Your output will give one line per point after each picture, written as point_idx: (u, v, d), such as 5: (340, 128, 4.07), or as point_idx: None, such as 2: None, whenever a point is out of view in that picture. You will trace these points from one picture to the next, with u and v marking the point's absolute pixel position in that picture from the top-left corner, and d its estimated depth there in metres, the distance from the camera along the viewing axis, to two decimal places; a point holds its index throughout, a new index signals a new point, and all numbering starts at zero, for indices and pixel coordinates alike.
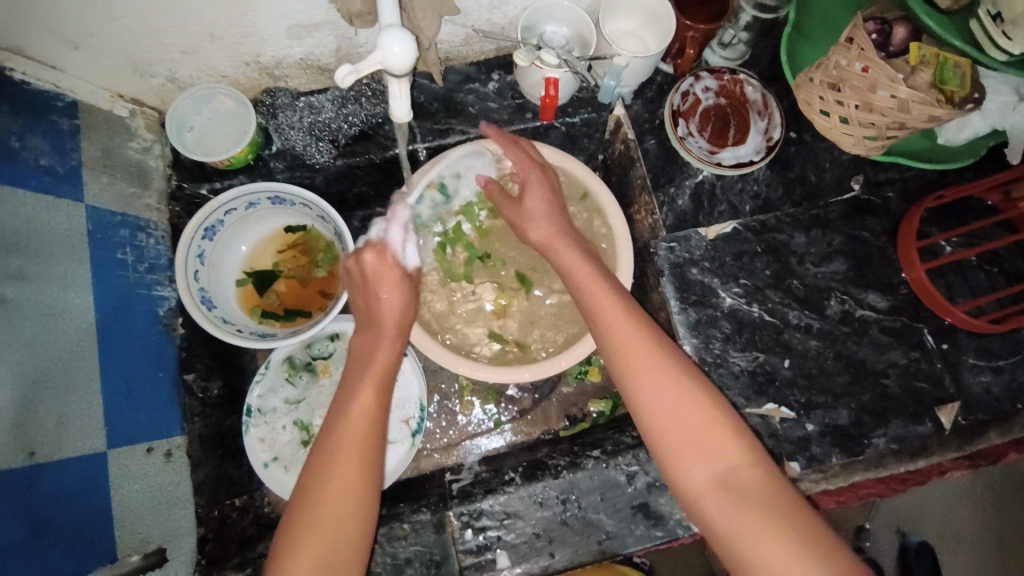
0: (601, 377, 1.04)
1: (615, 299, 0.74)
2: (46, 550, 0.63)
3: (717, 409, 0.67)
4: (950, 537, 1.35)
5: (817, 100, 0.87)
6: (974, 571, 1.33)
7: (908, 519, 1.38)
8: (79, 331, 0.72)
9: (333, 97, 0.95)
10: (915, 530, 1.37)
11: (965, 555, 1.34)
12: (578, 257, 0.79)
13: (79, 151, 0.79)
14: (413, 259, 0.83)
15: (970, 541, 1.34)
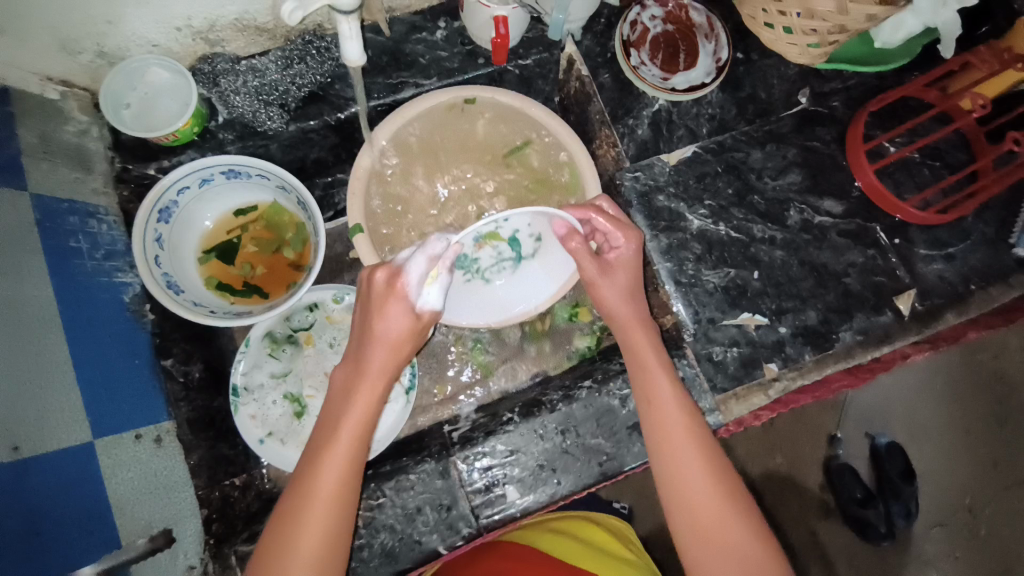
0: (591, 316, 1.06)
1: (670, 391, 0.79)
2: (47, 545, 0.61)
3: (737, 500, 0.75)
4: (918, 431, 1.46)
5: (760, 13, 0.90)
6: (937, 458, 1.46)
7: (875, 422, 1.46)
8: (44, 323, 0.69)
9: (276, 58, 0.91)
10: (882, 431, 1.45)
11: (929, 445, 1.46)
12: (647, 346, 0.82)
13: (14, 138, 0.74)
14: (430, 301, 0.72)
15: (933, 432, 1.46)
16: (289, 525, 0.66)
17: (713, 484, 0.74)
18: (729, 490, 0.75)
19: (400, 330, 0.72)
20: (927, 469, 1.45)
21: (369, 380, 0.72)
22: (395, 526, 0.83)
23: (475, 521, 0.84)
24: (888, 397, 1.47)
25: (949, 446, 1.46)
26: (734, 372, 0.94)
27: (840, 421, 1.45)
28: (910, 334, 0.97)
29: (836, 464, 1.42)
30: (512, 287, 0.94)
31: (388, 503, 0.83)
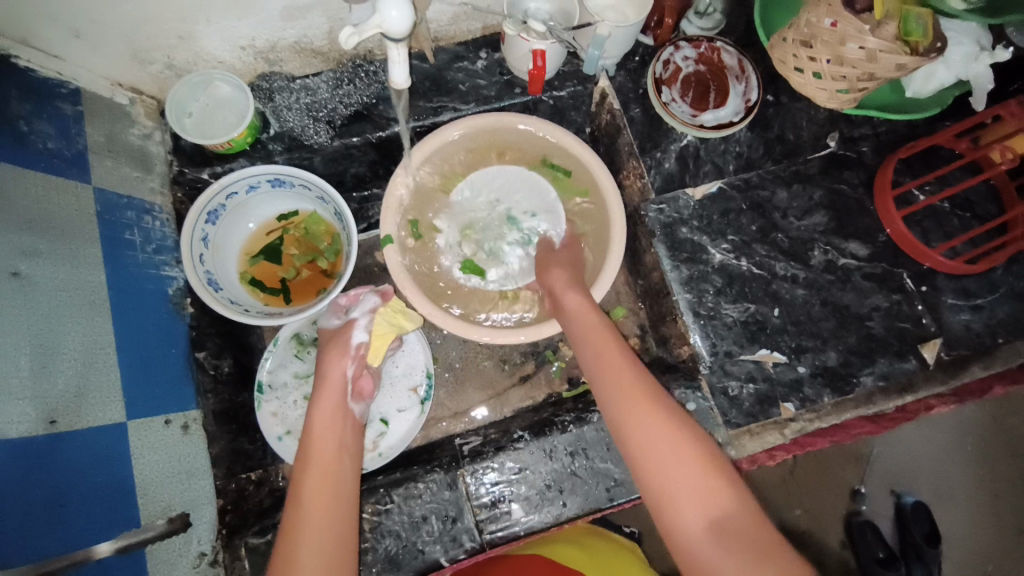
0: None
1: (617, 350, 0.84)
2: (71, 516, 0.64)
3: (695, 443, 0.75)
4: (946, 494, 1.40)
5: (791, 58, 0.93)
6: (965, 522, 1.40)
7: (901, 480, 1.41)
8: (94, 307, 0.74)
9: (327, 79, 0.99)
10: (909, 490, 1.40)
11: (956, 508, 1.40)
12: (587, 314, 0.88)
13: (83, 136, 0.81)
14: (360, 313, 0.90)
15: (962, 497, 1.40)
16: (290, 533, 0.70)
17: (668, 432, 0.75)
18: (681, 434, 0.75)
19: (340, 375, 0.85)
20: (955, 536, 1.39)
21: (336, 391, 0.84)
22: (399, 533, 0.84)
23: (479, 535, 0.85)
24: (916, 455, 1.42)
25: (978, 515, 1.40)
26: (749, 408, 0.93)
27: (864, 476, 1.40)
28: (934, 384, 0.96)
29: (858, 523, 1.37)
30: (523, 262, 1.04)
31: (395, 508, 0.85)
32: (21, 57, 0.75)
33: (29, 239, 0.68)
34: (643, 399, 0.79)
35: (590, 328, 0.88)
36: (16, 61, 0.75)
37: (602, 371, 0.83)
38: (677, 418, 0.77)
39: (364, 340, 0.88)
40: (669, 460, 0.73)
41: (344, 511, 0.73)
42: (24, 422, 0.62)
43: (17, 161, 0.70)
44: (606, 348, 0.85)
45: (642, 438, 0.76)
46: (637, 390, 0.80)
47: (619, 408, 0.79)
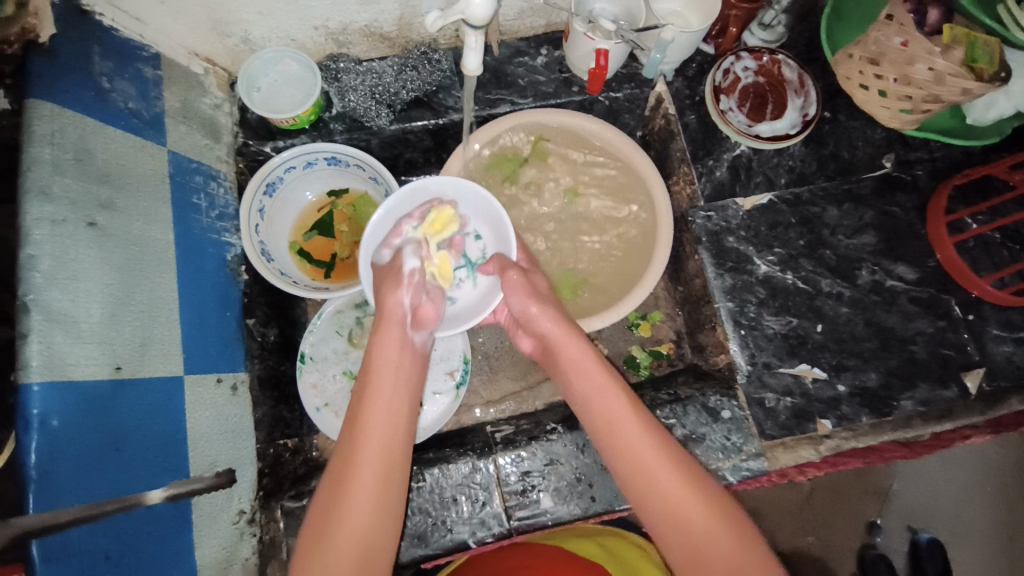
0: (650, 334, 1.15)
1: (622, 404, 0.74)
2: (128, 460, 0.66)
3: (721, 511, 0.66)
4: (961, 535, 1.37)
5: (857, 74, 0.95)
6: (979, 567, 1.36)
7: (919, 517, 1.38)
8: (159, 263, 0.77)
9: (392, 64, 1.02)
10: (925, 526, 1.37)
11: (972, 550, 1.37)
12: (583, 363, 0.78)
13: (160, 100, 0.84)
14: (410, 261, 0.80)
15: (978, 540, 1.37)
16: (327, 505, 0.64)
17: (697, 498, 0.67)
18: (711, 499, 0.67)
19: (397, 307, 0.76)
20: None
21: (393, 329, 0.76)
22: (429, 511, 0.86)
23: (507, 521, 0.86)
24: (936, 492, 1.39)
25: (993, 560, 1.37)
26: (785, 422, 0.93)
27: (883, 510, 1.38)
28: (973, 414, 0.95)
29: (872, 555, 1.34)
30: (460, 296, 0.91)
31: (427, 486, 0.87)
32: (105, 15, 0.78)
33: (107, 191, 0.71)
34: (663, 474, 0.69)
35: (585, 385, 0.78)
36: (101, 18, 0.78)
37: (610, 447, 0.73)
38: (704, 483, 0.68)
39: (417, 266, 0.80)
40: (697, 542, 0.64)
41: (391, 478, 0.67)
42: (91, 365, 0.64)
43: (96, 116, 0.73)
44: (621, 418, 0.73)
45: (666, 518, 0.67)
46: (655, 462, 0.69)
47: (638, 484, 0.69)
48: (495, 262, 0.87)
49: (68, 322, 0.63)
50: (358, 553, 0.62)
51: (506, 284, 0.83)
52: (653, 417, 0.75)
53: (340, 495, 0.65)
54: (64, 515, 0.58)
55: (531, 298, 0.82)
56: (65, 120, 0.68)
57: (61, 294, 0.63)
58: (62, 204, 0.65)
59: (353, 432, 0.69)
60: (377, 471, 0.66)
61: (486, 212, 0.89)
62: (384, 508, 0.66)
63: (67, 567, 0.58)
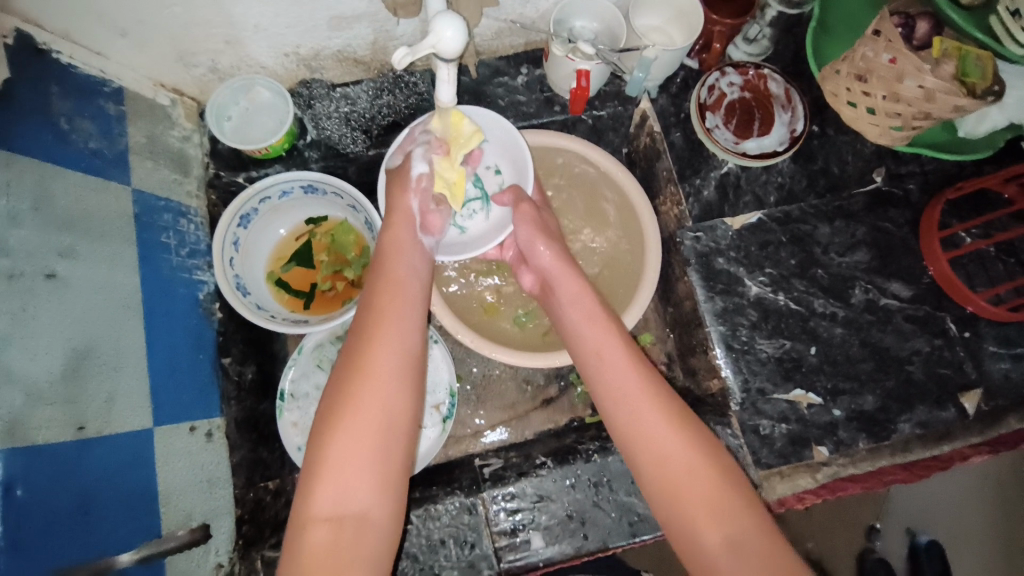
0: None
1: (616, 344, 0.74)
2: (94, 525, 0.63)
3: (708, 445, 0.64)
4: (962, 536, 1.32)
5: (844, 91, 0.94)
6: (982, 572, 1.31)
7: (918, 517, 1.34)
8: (127, 309, 0.73)
9: (368, 88, 0.99)
10: (925, 529, 1.33)
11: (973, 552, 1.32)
12: (581, 299, 0.80)
13: (124, 136, 0.81)
14: (421, 166, 0.80)
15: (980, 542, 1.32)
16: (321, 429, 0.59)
17: (688, 442, 0.64)
18: (696, 432, 0.65)
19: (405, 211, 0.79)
20: None
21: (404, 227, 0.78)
22: (417, 556, 0.82)
23: (497, 563, 0.83)
24: (933, 494, 1.36)
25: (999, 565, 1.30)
26: (781, 449, 0.90)
27: (880, 514, 1.35)
28: (972, 435, 0.92)
29: (872, 562, 1.30)
30: (472, 227, 0.94)
31: (414, 529, 0.83)
32: (63, 53, 0.74)
33: (68, 238, 0.68)
34: (649, 418, 0.66)
35: (587, 323, 0.78)
36: (59, 56, 0.73)
37: (604, 378, 0.72)
38: (693, 423, 0.66)
39: (426, 171, 0.81)
40: (681, 481, 0.62)
41: (394, 394, 0.61)
42: (53, 426, 0.61)
43: (55, 160, 0.69)
44: (612, 349, 0.73)
45: (651, 468, 0.64)
46: (639, 394, 0.68)
47: (625, 430, 0.67)
48: (509, 193, 0.89)
49: (28, 383, 0.59)
50: (370, 484, 0.57)
51: (518, 215, 0.86)
52: (652, 367, 0.73)
53: (338, 416, 0.59)
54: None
55: (538, 232, 0.85)
56: (20, 166, 0.64)
57: (20, 354, 0.59)
58: (20, 257, 0.62)
59: (363, 326, 0.66)
60: (384, 391, 0.61)
61: (507, 144, 0.91)
62: (393, 430, 0.60)
63: None
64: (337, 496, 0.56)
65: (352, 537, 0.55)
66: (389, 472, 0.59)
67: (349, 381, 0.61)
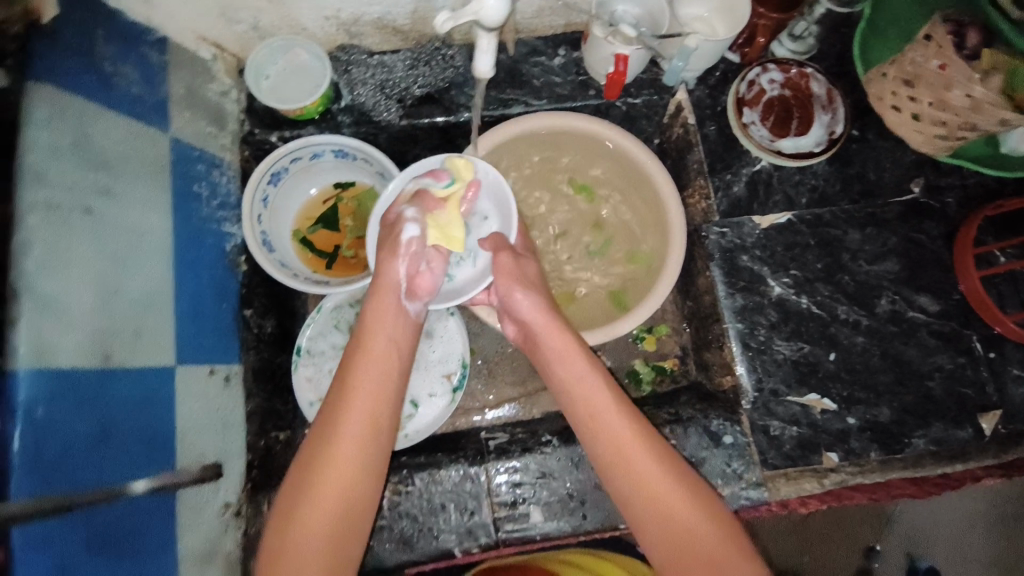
0: (655, 348, 1.12)
1: (607, 404, 0.76)
2: (110, 454, 0.65)
3: (695, 498, 0.70)
4: (963, 563, 1.29)
5: (889, 95, 0.93)
6: None
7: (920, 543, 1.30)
8: (157, 252, 0.76)
9: (404, 58, 0.99)
10: (925, 554, 1.30)
11: None
12: (568, 362, 0.80)
13: (165, 85, 0.82)
14: (411, 230, 0.78)
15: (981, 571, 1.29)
16: (294, 499, 0.66)
17: (675, 482, 0.71)
18: (681, 475, 0.71)
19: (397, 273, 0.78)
20: None
21: (388, 292, 0.78)
22: (416, 516, 0.85)
23: (494, 532, 0.85)
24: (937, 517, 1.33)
25: None
26: (789, 452, 0.89)
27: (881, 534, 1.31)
28: (986, 456, 0.90)
29: None
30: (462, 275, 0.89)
31: (416, 491, 0.86)
32: None
33: (106, 177, 0.70)
34: (642, 455, 0.72)
35: (574, 384, 0.79)
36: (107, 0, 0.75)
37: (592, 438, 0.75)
38: (680, 473, 0.72)
39: (416, 234, 0.78)
40: (679, 532, 0.68)
41: (358, 460, 0.68)
42: (80, 354, 0.63)
43: (99, 101, 0.71)
44: (604, 412, 0.76)
45: (640, 499, 0.70)
46: (632, 448, 0.73)
47: (616, 472, 0.72)
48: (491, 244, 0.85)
49: (61, 311, 0.61)
50: (339, 521, 0.66)
51: (499, 266, 0.83)
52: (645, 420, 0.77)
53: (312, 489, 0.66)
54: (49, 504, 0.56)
55: (520, 281, 0.83)
56: (64, 103, 0.66)
57: (54, 282, 0.61)
58: (60, 189, 0.64)
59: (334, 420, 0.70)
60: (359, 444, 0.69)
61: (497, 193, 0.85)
62: (364, 473, 0.68)
63: (45, 563, 0.56)
64: (312, 529, 0.64)
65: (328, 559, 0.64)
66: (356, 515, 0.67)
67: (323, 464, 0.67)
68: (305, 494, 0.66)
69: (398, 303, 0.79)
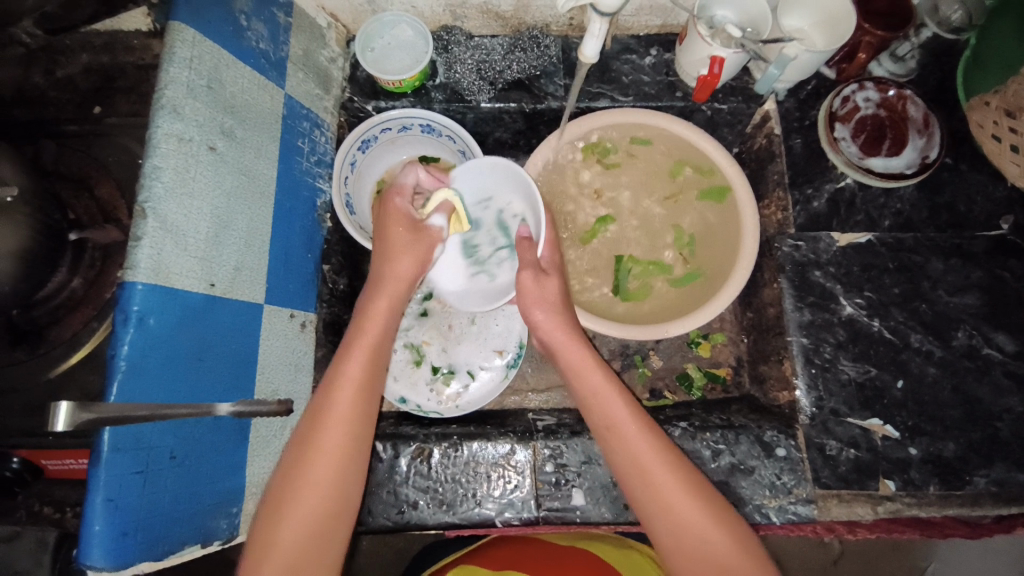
0: (709, 354, 1.11)
1: (636, 431, 0.76)
2: (205, 372, 0.71)
3: (726, 525, 0.70)
4: None
5: (991, 124, 0.91)
6: None
7: None
8: (261, 196, 0.82)
9: (503, 43, 1.03)
10: None
11: None
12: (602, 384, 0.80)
13: (287, 45, 0.89)
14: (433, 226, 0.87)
15: None
16: (296, 461, 0.70)
17: (703, 509, 0.71)
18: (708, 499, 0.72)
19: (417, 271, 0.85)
20: None
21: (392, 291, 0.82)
22: (460, 481, 0.87)
23: (535, 509, 0.86)
24: None
25: None
26: (844, 473, 0.87)
27: None
28: None
29: None
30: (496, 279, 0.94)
31: (463, 457, 0.88)
32: None
33: (230, 120, 0.76)
34: (668, 480, 0.72)
35: (595, 399, 0.79)
36: None
37: (619, 457, 0.75)
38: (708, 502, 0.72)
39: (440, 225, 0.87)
40: (698, 547, 0.69)
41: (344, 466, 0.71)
42: (191, 277, 0.68)
43: (232, 51, 0.77)
44: (635, 436, 0.75)
45: (665, 522, 0.71)
46: (659, 472, 0.73)
47: (639, 489, 0.73)
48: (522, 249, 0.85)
49: (179, 234, 0.67)
50: (324, 509, 0.69)
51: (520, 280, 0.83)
52: (660, 430, 0.78)
53: (312, 451, 0.70)
54: (140, 409, 0.61)
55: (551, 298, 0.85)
56: (204, 48, 0.72)
57: (177, 207, 0.67)
58: (191, 124, 0.70)
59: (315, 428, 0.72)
60: (332, 457, 0.70)
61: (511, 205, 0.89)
62: (342, 470, 0.71)
63: (134, 459, 0.61)
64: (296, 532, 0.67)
65: (321, 517, 0.68)
66: (349, 479, 0.71)
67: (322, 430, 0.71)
68: (307, 459, 0.70)
69: (390, 306, 0.82)
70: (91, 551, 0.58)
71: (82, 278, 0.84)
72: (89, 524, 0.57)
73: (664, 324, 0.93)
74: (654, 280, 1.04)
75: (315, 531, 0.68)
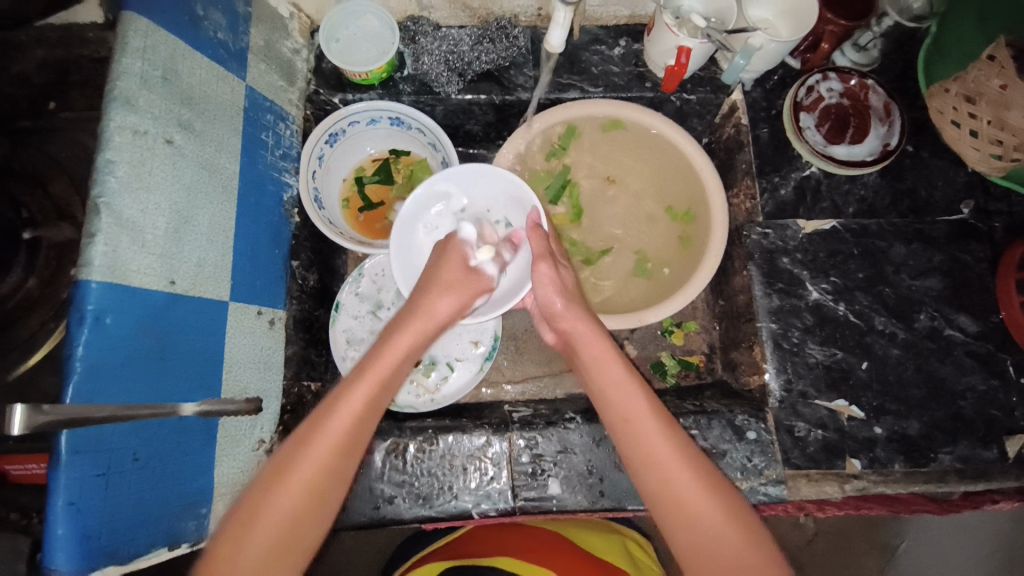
0: (683, 342, 1.12)
1: (655, 422, 0.75)
2: (167, 373, 0.69)
3: (729, 514, 0.69)
4: None
5: (949, 109, 0.93)
6: None
7: None
8: (224, 190, 0.80)
9: (471, 33, 1.02)
10: None
11: None
12: (622, 381, 0.79)
13: (247, 35, 0.86)
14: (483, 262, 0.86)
15: None
16: (326, 414, 0.69)
17: (704, 495, 0.70)
18: (711, 487, 0.71)
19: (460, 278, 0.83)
20: None
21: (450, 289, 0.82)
22: (435, 474, 0.87)
23: (512, 500, 0.86)
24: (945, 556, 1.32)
25: None
26: (813, 454, 0.89)
27: (886, 566, 1.32)
28: (1009, 479, 0.89)
29: None
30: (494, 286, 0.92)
31: (439, 451, 0.87)
32: None
33: (187, 112, 0.73)
34: (683, 472, 0.71)
35: (614, 392, 0.79)
36: None
37: (636, 448, 0.74)
38: (723, 492, 0.71)
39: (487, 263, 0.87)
40: (710, 546, 0.67)
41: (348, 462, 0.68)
42: (150, 274, 0.66)
43: (188, 40, 0.75)
44: (651, 430, 0.74)
45: (675, 517, 0.70)
46: (674, 465, 0.72)
47: (651, 485, 0.72)
48: (536, 237, 0.86)
49: (135, 229, 0.64)
50: (316, 487, 0.65)
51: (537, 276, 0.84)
52: (677, 425, 0.77)
53: (333, 418, 0.68)
54: (98, 410, 0.59)
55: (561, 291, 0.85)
56: (159, 38, 0.70)
57: (133, 202, 0.64)
58: (147, 117, 0.67)
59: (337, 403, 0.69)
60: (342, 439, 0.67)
61: (519, 200, 0.91)
62: (345, 457, 0.67)
63: (93, 462, 0.59)
64: (292, 496, 0.63)
65: (321, 484, 0.65)
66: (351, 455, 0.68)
67: (332, 413, 0.68)
68: (325, 429, 0.67)
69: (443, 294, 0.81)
70: (55, 555, 0.56)
71: (37, 279, 0.81)
72: (51, 528, 0.56)
73: (636, 312, 0.94)
74: (570, 147, 1.06)
75: (298, 515, 0.63)
